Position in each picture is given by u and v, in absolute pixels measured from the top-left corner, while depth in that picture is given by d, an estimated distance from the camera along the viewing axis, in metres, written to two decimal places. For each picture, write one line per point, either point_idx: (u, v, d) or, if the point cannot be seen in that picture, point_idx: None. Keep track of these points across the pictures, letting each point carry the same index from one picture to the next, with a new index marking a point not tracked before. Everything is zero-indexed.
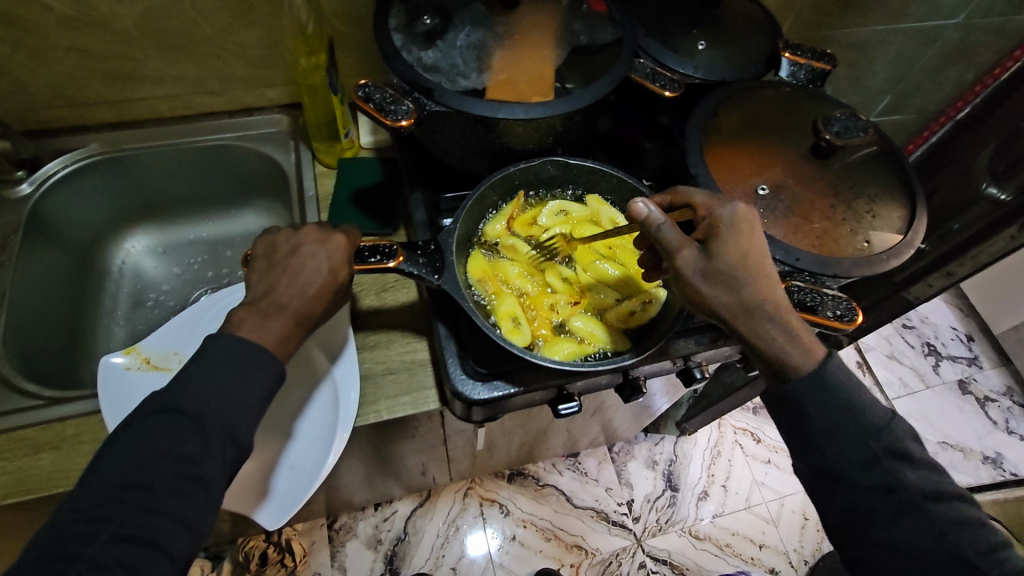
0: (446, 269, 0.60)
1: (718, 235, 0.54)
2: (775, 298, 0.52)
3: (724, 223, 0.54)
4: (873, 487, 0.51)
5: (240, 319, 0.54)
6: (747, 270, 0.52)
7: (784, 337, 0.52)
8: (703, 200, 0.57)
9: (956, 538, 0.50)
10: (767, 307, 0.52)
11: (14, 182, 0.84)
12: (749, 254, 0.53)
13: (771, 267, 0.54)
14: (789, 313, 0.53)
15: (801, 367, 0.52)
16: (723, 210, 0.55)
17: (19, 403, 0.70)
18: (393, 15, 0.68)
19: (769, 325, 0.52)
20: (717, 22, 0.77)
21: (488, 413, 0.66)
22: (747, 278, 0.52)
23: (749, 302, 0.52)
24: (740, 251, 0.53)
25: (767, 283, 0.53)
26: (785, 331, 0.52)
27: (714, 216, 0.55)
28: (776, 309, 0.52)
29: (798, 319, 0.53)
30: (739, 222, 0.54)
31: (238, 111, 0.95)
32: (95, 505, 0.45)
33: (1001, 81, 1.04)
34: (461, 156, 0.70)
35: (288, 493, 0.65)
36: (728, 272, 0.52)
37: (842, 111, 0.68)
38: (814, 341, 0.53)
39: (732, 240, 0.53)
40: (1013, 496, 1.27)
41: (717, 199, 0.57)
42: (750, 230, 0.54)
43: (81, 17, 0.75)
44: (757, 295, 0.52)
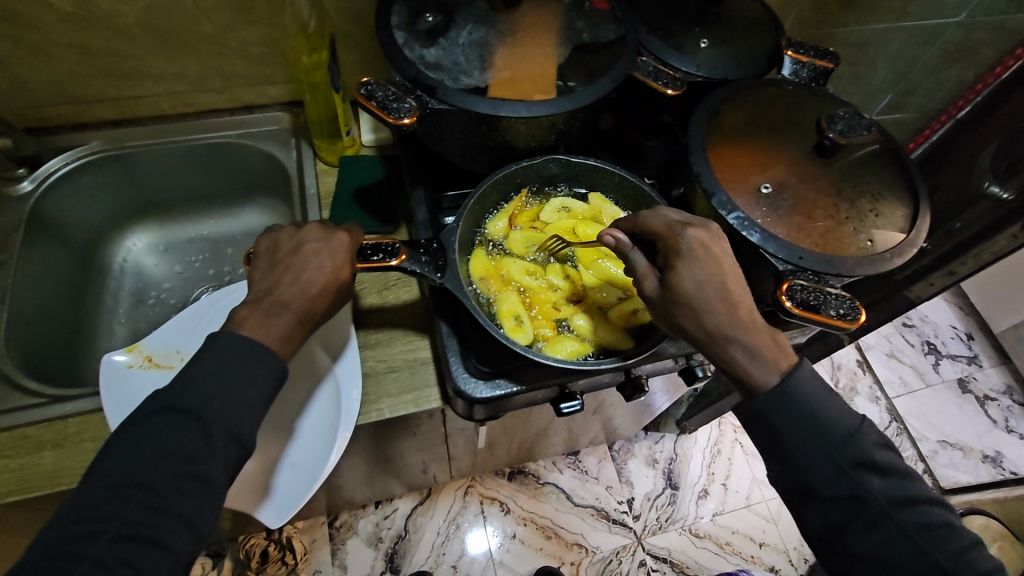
0: (449, 267, 0.60)
1: (673, 264, 0.54)
2: (737, 321, 0.52)
3: (680, 252, 0.54)
4: (874, 487, 0.51)
5: (243, 317, 0.54)
6: (703, 298, 0.52)
7: (748, 357, 0.52)
8: (663, 226, 0.56)
9: (934, 546, 0.50)
10: (727, 331, 0.52)
11: (15, 180, 0.84)
12: (707, 280, 0.53)
13: (734, 290, 0.53)
14: (754, 333, 0.52)
15: (766, 384, 0.52)
16: (679, 238, 0.55)
17: (20, 401, 0.70)
18: (395, 13, 0.68)
19: (732, 348, 0.52)
20: (720, 19, 0.77)
21: (490, 412, 0.66)
22: (704, 305, 0.52)
23: (708, 328, 0.52)
24: (695, 278, 0.53)
25: (727, 307, 0.52)
26: (749, 352, 0.52)
27: (672, 244, 0.55)
28: (739, 332, 0.52)
29: (763, 336, 0.53)
30: (697, 248, 0.54)
31: (238, 109, 0.94)
32: (98, 505, 0.45)
33: (1002, 79, 1.04)
34: (463, 153, 0.70)
35: (290, 491, 0.65)
36: (685, 300, 0.53)
37: (845, 109, 0.68)
38: (784, 356, 0.53)
39: (689, 267, 0.53)
40: (1012, 495, 1.31)
41: (676, 224, 0.56)
42: (707, 256, 0.54)
43: (83, 15, 0.75)
44: (715, 321, 0.52)
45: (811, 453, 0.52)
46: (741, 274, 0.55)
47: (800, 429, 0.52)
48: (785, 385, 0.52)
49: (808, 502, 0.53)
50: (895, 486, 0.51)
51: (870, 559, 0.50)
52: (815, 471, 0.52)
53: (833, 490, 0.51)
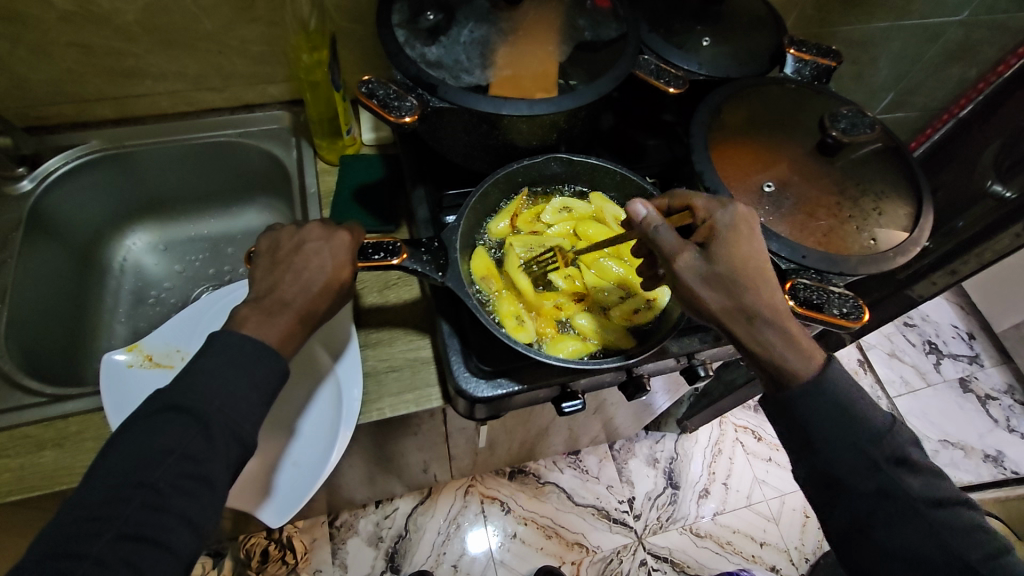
0: (451, 266, 0.60)
1: (718, 238, 0.53)
2: (776, 303, 0.52)
3: (723, 228, 0.53)
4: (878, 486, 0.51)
5: (244, 316, 0.54)
6: (747, 275, 0.51)
7: (785, 344, 0.51)
8: (704, 203, 0.56)
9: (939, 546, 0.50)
10: (768, 313, 0.51)
11: (14, 179, 0.84)
12: (749, 259, 0.52)
13: (772, 272, 0.53)
14: (791, 319, 0.52)
15: (799, 374, 0.51)
16: (723, 214, 0.54)
17: (19, 401, 0.70)
18: (397, 11, 0.67)
19: (770, 331, 0.51)
20: (722, 17, 0.76)
21: (492, 411, 0.66)
22: (748, 283, 0.51)
23: (750, 309, 0.50)
24: (739, 255, 0.52)
25: (768, 288, 0.52)
26: (787, 337, 0.51)
27: (714, 221, 0.54)
28: (779, 317, 0.51)
29: (796, 325, 0.52)
30: (739, 227, 0.53)
31: (238, 108, 0.94)
32: (100, 504, 0.45)
33: (1005, 78, 1.03)
34: (464, 152, 0.70)
35: (292, 491, 0.65)
36: (728, 277, 0.51)
37: (848, 108, 0.68)
38: (815, 348, 0.53)
39: (733, 244, 0.52)
40: (1014, 495, 1.29)
41: (717, 202, 0.56)
42: (749, 235, 0.53)
43: (83, 13, 0.75)
44: (757, 301, 0.51)
45: (813, 450, 0.52)
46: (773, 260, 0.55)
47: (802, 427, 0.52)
48: (793, 381, 0.52)
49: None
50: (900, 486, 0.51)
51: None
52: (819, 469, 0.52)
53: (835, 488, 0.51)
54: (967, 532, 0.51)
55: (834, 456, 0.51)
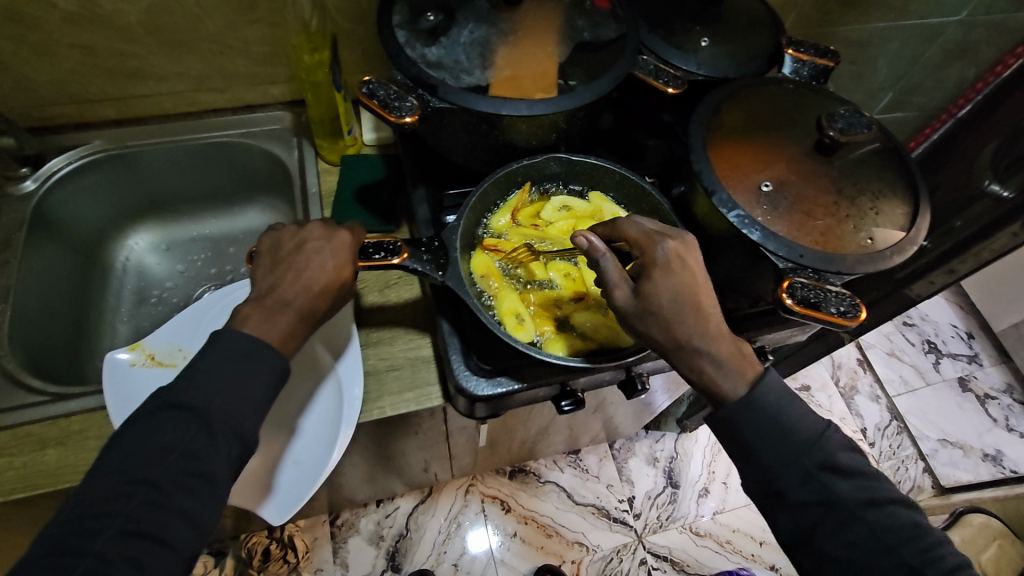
0: (450, 265, 0.60)
1: (649, 273, 0.53)
2: (708, 331, 0.52)
3: (656, 261, 0.54)
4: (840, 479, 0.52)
5: (245, 315, 0.54)
6: (676, 310, 0.51)
7: (715, 367, 0.52)
8: (640, 235, 0.56)
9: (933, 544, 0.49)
10: (697, 342, 0.51)
11: (17, 179, 0.85)
12: (681, 291, 0.52)
13: (706, 301, 0.53)
14: (724, 344, 0.52)
15: (730, 396, 0.52)
16: (657, 247, 0.54)
17: (23, 399, 0.70)
18: (397, 12, 0.68)
19: (701, 358, 0.52)
20: (720, 18, 0.77)
21: (491, 409, 0.66)
22: (677, 317, 0.51)
23: (680, 339, 0.51)
24: (669, 289, 0.52)
25: (699, 318, 0.52)
26: (717, 364, 0.52)
27: (648, 254, 0.54)
28: (709, 344, 0.52)
29: (731, 348, 0.52)
30: (671, 260, 0.53)
31: (240, 108, 0.95)
32: (103, 500, 0.45)
33: (1004, 77, 1.04)
34: (465, 152, 0.70)
35: (292, 489, 0.65)
36: (657, 311, 0.51)
37: (846, 107, 0.68)
38: (750, 368, 0.53)
39: (664, 277, 0.52)
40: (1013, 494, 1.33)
41: (653, 234, 0.56)
42: (682, 267, 0.53)
43: (85, 14, 0.75)
44: (688, 332, 0.51)
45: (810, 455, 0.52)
46: (711, 284, 0.54)
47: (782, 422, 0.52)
48: None
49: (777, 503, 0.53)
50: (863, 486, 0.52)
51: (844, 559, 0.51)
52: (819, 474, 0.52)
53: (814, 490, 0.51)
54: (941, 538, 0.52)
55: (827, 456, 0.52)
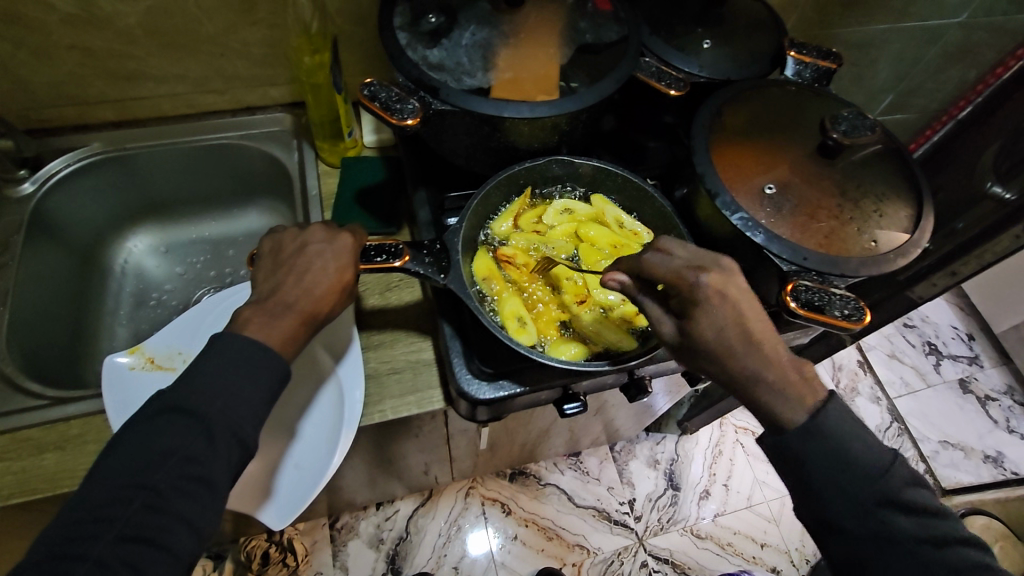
0: (452, 268, 0.60)
1: (691, 313, 0.51)
2: (765, 361, 0.51)
3: (697, 300, 0.51)
4: (902, 515, 0.50)
5: (247, 318, 0.54)
6: (725, 347, 0.50)
7: (775, 398, 0.51)
8: (669, 273, 0.52)
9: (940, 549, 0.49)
10: (752, 373, 0.50)
11: (16, 181, 0.84)
12: (728, 327, 0.50)
13: (756, 332, 0.51)
14: (782, 373, 0.51)
15: (793, 421, 0.51)
16: (693, 286, 0.51)
17: (21, 403, 0.70)
18: (399, 14, 0.68)
19: (759, 389, 0.51)
20: (722, 20, 0.77)
21: (493, 413, 0.66)
22: (728, 355, 0.50)
23: (732, 372, 0.51)
24: (713, 326, 0.50)
25: (752, 351, 0.50)
26: (775, 391, 0.51)
27: (685, 293, 0.51)
28: (765, 373, 0.51)
29: (790, 374, 0.51)
30: (712, 297, 0.50)
31: (240, 110, 0.94)
32: (102, 505, 0.45)
33: (1004, 79, 1.04)
34: (466, 154, 0.70)
35: (292, 494, 0.65)
36: (707, 349, 0.50)
37: (848, 109, 0.68)
38: (809, 391, 0.52)
39: (708, 316, 0.50)
40: (1015, 495, 1.34)
41: (684, 270, 0.52)
42: (725, 302, 0.50)
43: (84, 16, 0.75)
44: (742, 366, 0.50)
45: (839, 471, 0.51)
46: (761, 310, 0.52)
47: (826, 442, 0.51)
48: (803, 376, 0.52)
49: (831, 533, 0.52)
50: (928, 523, 0.50)
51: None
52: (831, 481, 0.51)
53: (864, 517, 0.50)
54: (977, 559, 0.51)
55: (858, 473, 0.51)
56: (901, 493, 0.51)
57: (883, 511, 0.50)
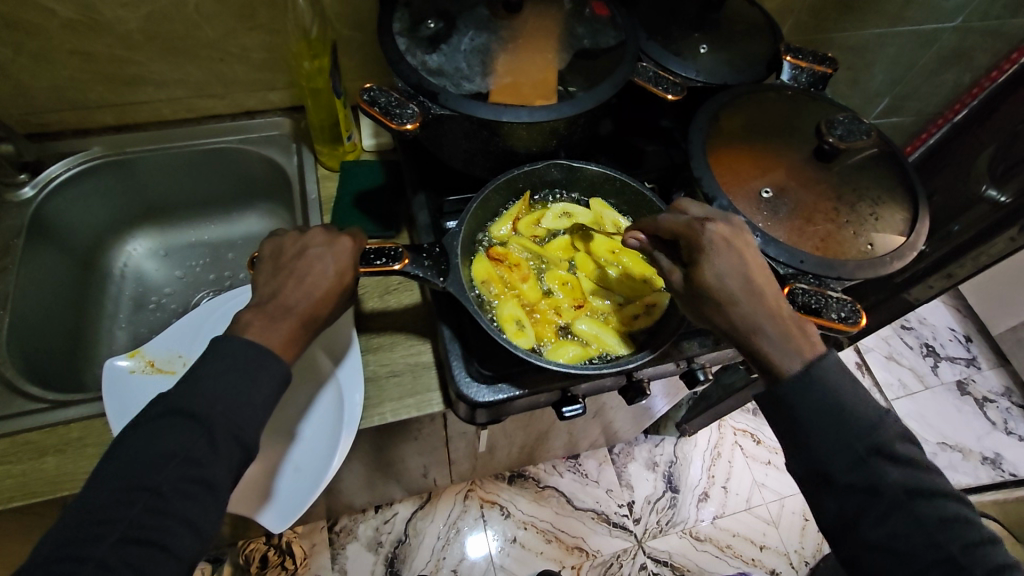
0: (452, 271, 0.60)
1: (697, 259, 0.54)
2: (763, 309, 0.53)
3: (703, 247, 0.54)
4: (892, 467, 0.50)
5: (247, 321, 0.54)
6: (727, 292, 0.53)
7: (774, 347, 0.52)
8: (682, 226, 0.56)
9: (948, 539, 0.48)
10: (752, 318, 0.53)
11: (16, 186, 0.84)
12: (730, 274, 0.53)
13: (759, 280, 0.54)
14: (781, 320, 0.53)
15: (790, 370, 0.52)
16: (700, 232, 0.55)
17: (21, 407, 0.70)
18: (398, 19, 0.68)
19: (757, 337, 0.53)
20: (718, 26, 0.77)
21: (491, 415, 0.66)
22: (729, 299, 0.53)
23: (734, 318, 0.53)
24: (718, 270, 0.53)
25: (752, 298, 0.53)
26: (775, 341, 0.52)
27: (693, 242, 0.55)
28: (765, 321, 0.53)
29: (789, 322, 0.53)
30: (718, 245, 0.54)
31: (240, 114, 0.95)
32: (103, 507, 0.45)
33: (999, 83, 1.05)
34: (465, 159, 0.70)
35: (292, 497, 0.65)
36: (710, 294, 0.53)
37: (844, 114, 0.69)
38: (808, 342, 0.53)
39: (712, 263, 0.53)
40: (1013, 496, 1.29)
41: (693, 222, 0.56)
42: (729, 250, 0.54)
43: (85, 21, 0.75)
44: (741, 312, 0.53)
45: (830, 426, 0.51)
46: (766, 265, 0.55)
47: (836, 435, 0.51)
48: (803, 381, 0.52)
49: (824, 487, 0.52)
50: (916, 477, 0.50)
51: (889, 547, 0.49)
52: (818, 435, 0.51)
53: (853, 467, 0.50)
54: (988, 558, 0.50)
55: (849, 424, 0.51)
56: (893, 445, 0.51)
57: (872, 462, 0.50)
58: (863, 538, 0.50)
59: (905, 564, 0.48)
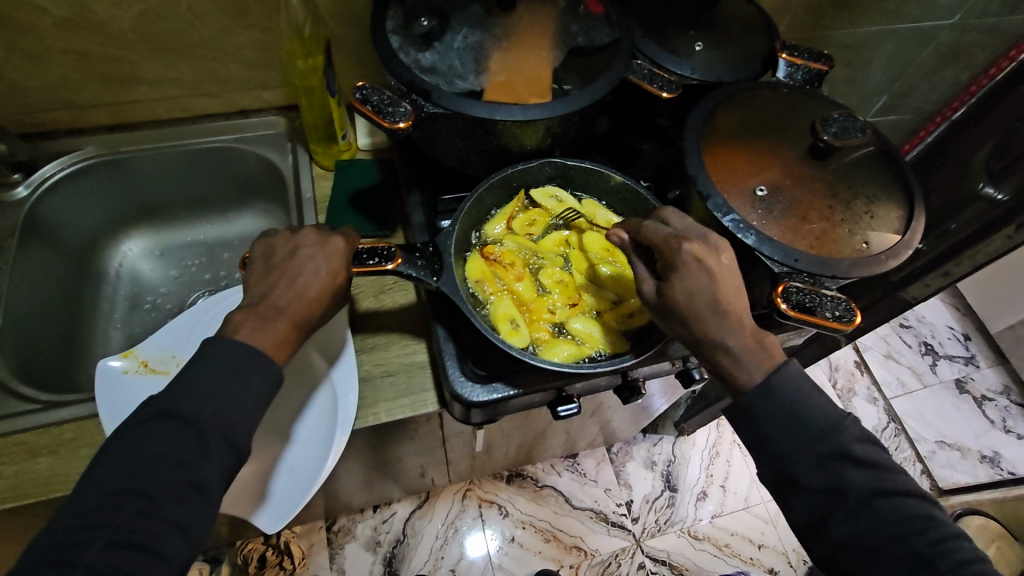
0: (445, 270, 0.60)
1: (668, 276, 0.53)
2: (728, 328, 0.52)
3: (675, 265, 0.53)
4: (873, 462, 0.50)
5: (239, 322, 0.54)
6: (691, 310, 0.52)
7: (732, 363, 0.52)
8: (660, 239, 0.55)
9: (914, 535, 0.48)
10: (714, 335, 0.52)
11: (10, 186, 0.84)
12: (699, 293, 0.52)
13: (728, 299, 0.52)
14: (744, 338, 0.52)
15: (747, 385, 0.52)
16: (675, 251, 0.54)
17: (15, 407, 0.70)
18: (391, 17, 0.68)
19: (718, 353, 0.52)
20: (714, 23, 0.77)
21: (487, 415, 0.66)
22: (693, 317, 0.52)
23: (696, 333, 0.52)
24: (687, 289, 0.52)
25: (719, 317, 0.52)
26: (734, 356, 0.52)
27: (668, 257, 0.54)
28: (727, 336, 0.52)
29: (753, 341, 0.52)
30: (691, 264, 0.53)
31: (234, 113, 0.94)
32: (93, 510, 0.45)
33: (997, 80, 1.04)
34: (459, 157, 0.70)
35: (285, 498, 0.65)
36: (676, 310, 0.53)
37: (839, 111, 0.69)
38: (771, 359, 0.52)
39: (681, 280, 0.52)
40: (1012, 495, 1.29)
41: (671, 237, 0.54)
42: (702, 270, 0.52)
43: (77, 20, 0.75)
44: (705, 330, 0.52)
45: (793, 431, 0.51)
46: (738, 280, 0.54)
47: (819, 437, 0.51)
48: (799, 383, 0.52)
49: (791, 490, 0.52)
50: (880, 478, 0.50)
51: (861, 546, 0.49)
52: (806, 433, 0.51)
53: (818, 471, 0.51)
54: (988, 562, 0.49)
55: (811, 431, 0.51)
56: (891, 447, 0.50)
57: (836, 465, 0.50)
58: (834, 539, 0.50)
59: (871, 559, 0.49)
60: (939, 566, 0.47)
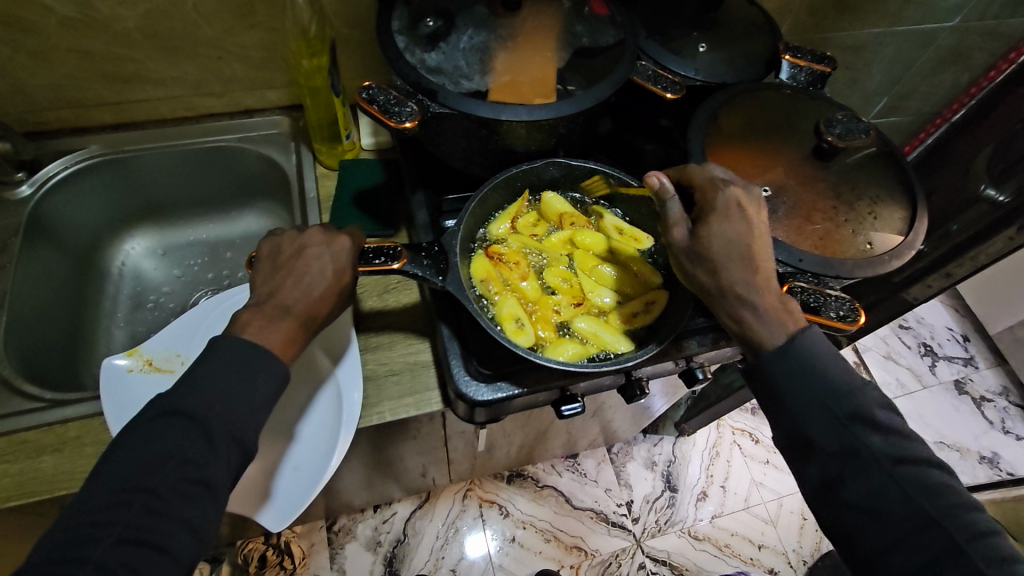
0: (450, 270, 0.60)
1: (706, 219, 0.55)
2: (754, 280, 0.53)
3: (713, 208, 0.55)
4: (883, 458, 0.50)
5: (245, 321, 0.54)
6: (725, 254, 0.54)
7: (755, 317, 0.53)
8: (704, 181, 0.58)
9: (920, 496, 0.48)
10: (741, 287, 0.53)
11: (14, 184, 0.84)
12: (733, 238, 0.54)
13: (759, 253, 0.54)
14: (768, 293, 0.53)
15: (769, 342, 0.53)
16: (717, 194, 0.56)
17: (19, 406, 0.70)
18: (397, 17, 0.68)
19: (742, 305, 0.53)
20: (717, 24, 0.77)
21: (491, 414, 0.66)
22: (724, 261, 0.54)
23: (724, 284, 0.53)
24: (722, 233, 0.54)
25: (747, 265, 0.54)
26: (759, 312, 0.53)
27: (707, 201, 0.56)
28: (753, 292, 0.53)
29: (776, 299, 0.54)
30: (729, 209, 0.55)
31: (238, 112, 0.95)
32: (101, 508, 0.45)
33: (997, 82, 1.05)
34: (464, 157, 0.70)
35: (291, 495, 0.65)
36: (707, 254, 0.54)
37: (843, 112, 0.69)
38: (791, 319, 0.53)
39: (718, 224, 0.55)
40: (1011, 496, 1.29)
41: (717, 181, 0.57)
42: (739, 217, 0.55)
43: (82, 18, 0.75)
44: (733, 276, 0.53)
45: (821, 404, 0.51)
46: (770, 241, 0.56)
47: (842, 410, 0.51)
48: (802, 384, 0.52)
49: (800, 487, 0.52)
50: (886, 437, 0.51)
51: (867, 508, 0.49)
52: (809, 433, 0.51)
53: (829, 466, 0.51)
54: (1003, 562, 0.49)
55: (837, 405, 0.51)
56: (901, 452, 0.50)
57: (863, 440, 0.50)
58: (850, 521, 0.50)
59: (876, 519, 0.49)
60: (944, 526, 0.47)
